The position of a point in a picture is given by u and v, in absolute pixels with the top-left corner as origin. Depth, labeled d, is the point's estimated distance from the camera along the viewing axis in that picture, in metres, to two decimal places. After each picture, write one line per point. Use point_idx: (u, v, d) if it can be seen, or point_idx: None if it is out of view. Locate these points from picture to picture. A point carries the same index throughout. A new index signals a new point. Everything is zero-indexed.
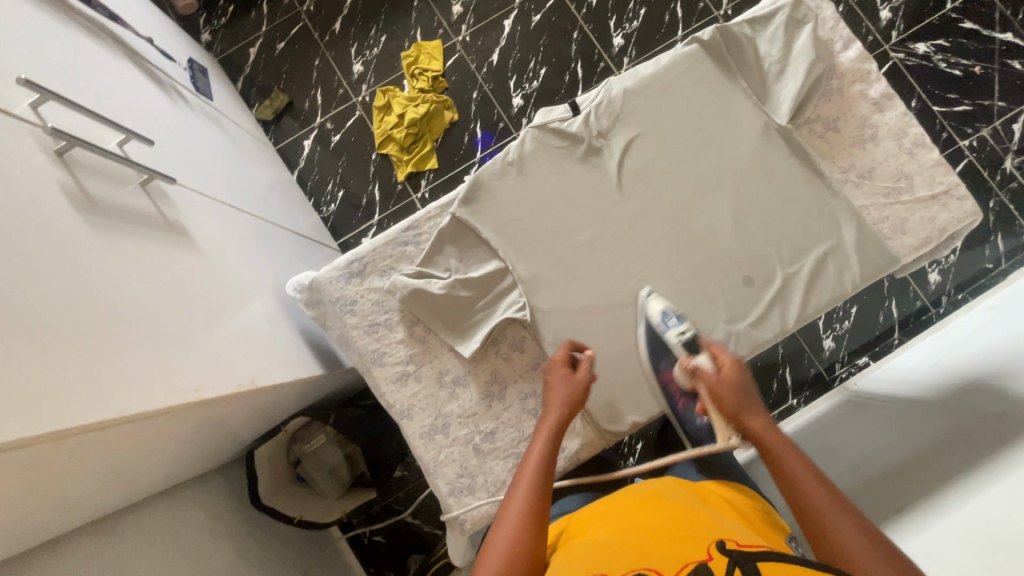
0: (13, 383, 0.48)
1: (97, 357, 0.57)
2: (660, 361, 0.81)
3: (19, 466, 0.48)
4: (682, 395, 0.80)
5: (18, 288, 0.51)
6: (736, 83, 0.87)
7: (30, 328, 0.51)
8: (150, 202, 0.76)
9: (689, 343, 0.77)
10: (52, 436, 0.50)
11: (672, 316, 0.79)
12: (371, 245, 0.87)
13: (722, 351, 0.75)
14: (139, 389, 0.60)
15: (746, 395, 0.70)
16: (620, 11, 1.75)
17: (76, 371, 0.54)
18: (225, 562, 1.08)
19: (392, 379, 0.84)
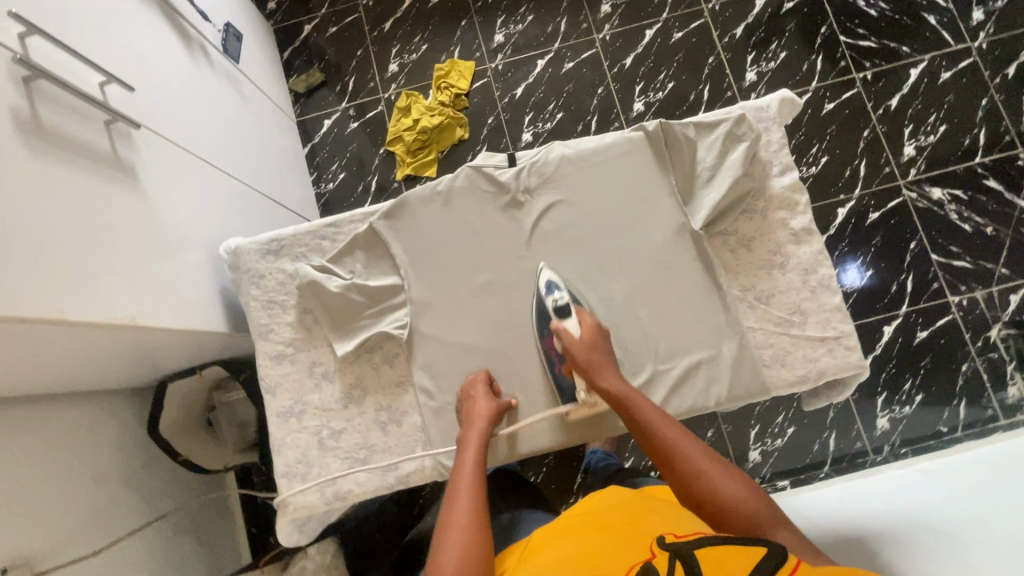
0: None
1: None
2: (543, 329, 0.86)
3: None
4: (557, 359, 0.85)
5: None
6: (665, 177, 0.89)
7: None
8: (107, 140, 0.86)
9: (560, 306, 0.84)
10: None
11: (555, 285, 0.86)
12: (293, 231, 0.94)
13: (586, 317, 0.84)
14: (7, 295, 0.64)
15: (600, 352, 0.81)
16: (649, 80, 1.80)
17: None
18: (105, 476, 1.17)
19: (270, 356, 0.90)
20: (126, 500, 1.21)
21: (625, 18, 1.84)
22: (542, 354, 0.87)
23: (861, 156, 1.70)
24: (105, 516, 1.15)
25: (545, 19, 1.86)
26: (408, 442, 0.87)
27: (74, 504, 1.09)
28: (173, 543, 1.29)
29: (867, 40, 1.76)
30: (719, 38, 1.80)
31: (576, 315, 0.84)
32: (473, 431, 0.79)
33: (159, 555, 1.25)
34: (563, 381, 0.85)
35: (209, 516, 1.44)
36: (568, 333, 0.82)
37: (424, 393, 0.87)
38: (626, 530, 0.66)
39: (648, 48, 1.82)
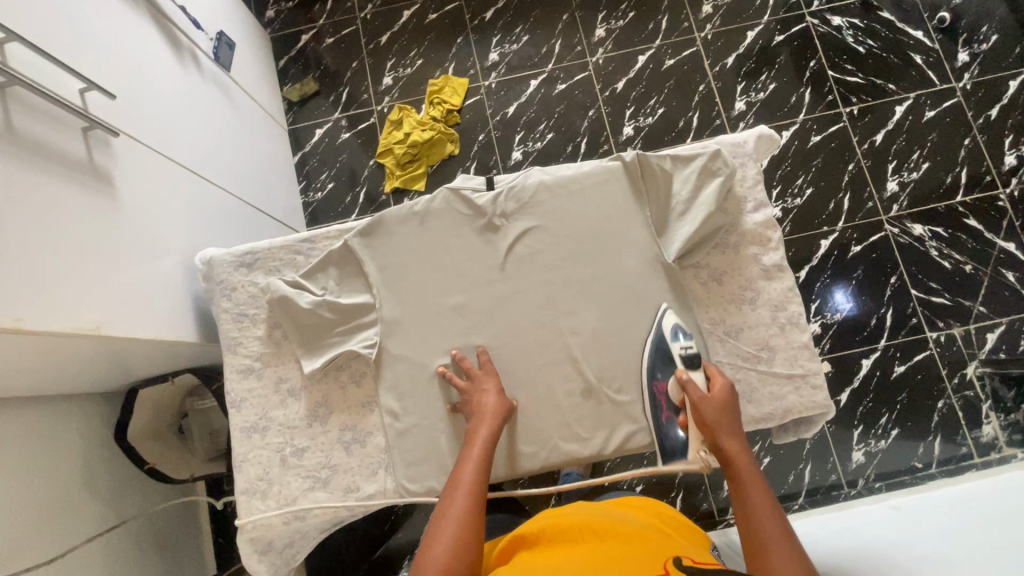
0: None
1: None
2: (659, 372, 0.84)
3: None
4: (667, 408, 0.83)
5: None
6: (641, 209, 0.90)
7: None
8: (83, 147, 0.85)
9: (689, 356, 0.82)
10: None
11: (682, 333, 0.84)
12: (268, 245, 0.94)
13: (718, 377, 0.80)
14: None
15: (729, 415, 0.76)
16: (640, 104, 1.82)
17: None
18: (68, 482, 1.15)
19: (238, 370, 0.89)
20: (89, 506, 1.19)
21: (619, 43, 1.87)
22: (650, 397, 0.84)
23: (845, 189, 1.72)
24: (62, 522, 1.12)
25: (540, 40, 1.89)
26: (371, 463, 0.86)
27: (30, 511, 1.06)
28: (133, 552, 1.27)
29: (854, 75, 1.80)
30: (711, 67, 1.83)
31: (706, 371, 0.81)
32: (479, 429, 0.78)
33: (117, 565, 1.22)
34: (671, 432, 0.82)
35: (175, 525, 1.42)
36: (694, 386, 0.78)
37: (391, 414, 0.87)
38: (634, 545, 0.66)
39: (640, 73, 1.84)
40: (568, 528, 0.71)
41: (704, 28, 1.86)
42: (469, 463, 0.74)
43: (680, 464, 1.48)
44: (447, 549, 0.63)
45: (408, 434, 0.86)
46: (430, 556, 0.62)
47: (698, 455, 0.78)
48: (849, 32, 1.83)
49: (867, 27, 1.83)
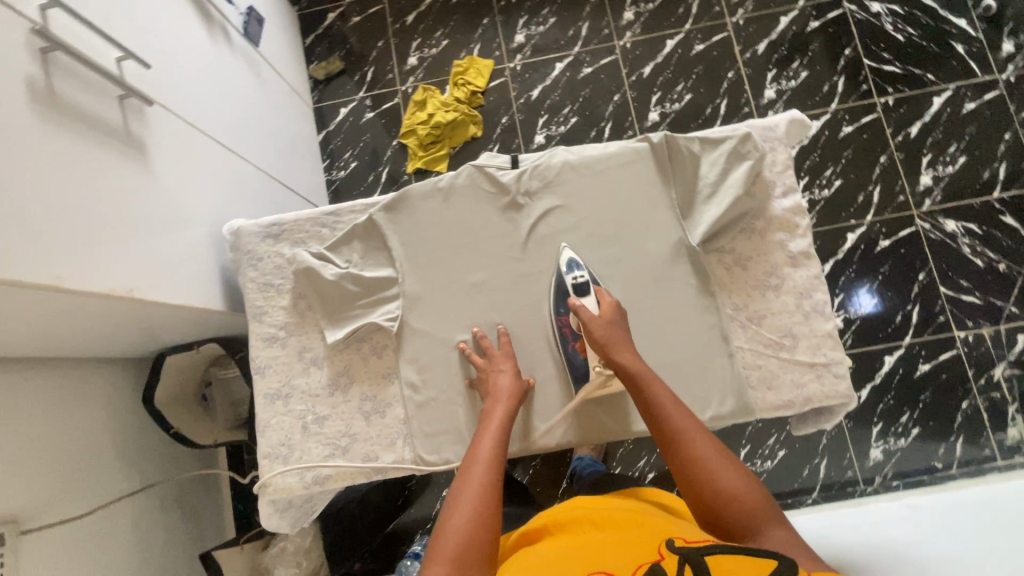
0: None
1: None
2: (559, 306, 0.87)
3: None
4: (572, 337, 0.86)
5: None
6: (666, 191, 0.89)
7: None
8: (120, 115, 0.88)
9: (579, 284, 0.85)
10: None
11: (575, 264, 0.87)
12: (295, 217, 0.95)
13: (605, 296, 0.84)
14: (11, 259, 0.66)
15: (618, 329, 0.80)
16: (667, 90, 1.79)
17: None
18: (97, 442, 1.20)
19: (263, 338, 0.91)
20: (116, 466, 1.24)
21: (648, 27, 1.84)
22: (557, 333, 0.87)
23: (876, 182, 1.68)
24: (91, 480, 1.17)
25: (567, 23, 1.86)
26: (389, 434, 0.88)
27: (60, 467, 1.10)
28: (156, 513, 1.32)
29: (891, 64, 1.74)
30: (741, 53, 1.79)
31: (595, 294, 0.84)
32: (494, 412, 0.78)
33: (141, 525, 1.27)
34: (574, 359, 0.86)
35: (196, 489, 1.47)
36: (586, 310, 0.81)
37: (410, 387, 0.88)
38: (638, 532, 0.66)
39: (669, 58, 1.81)
40: (568, 523, 0.72)
41: (736, 13, 1.82)
42: (486, 440, 0.75)
43: None
44: (463, 523, 0.64)
45: (426, 408, 0.87)
46: (447, 530, 0.63)
47: (596, 370, 0.82)
48: (888, 19, 1.77)
49: (907, 14, 1.76)
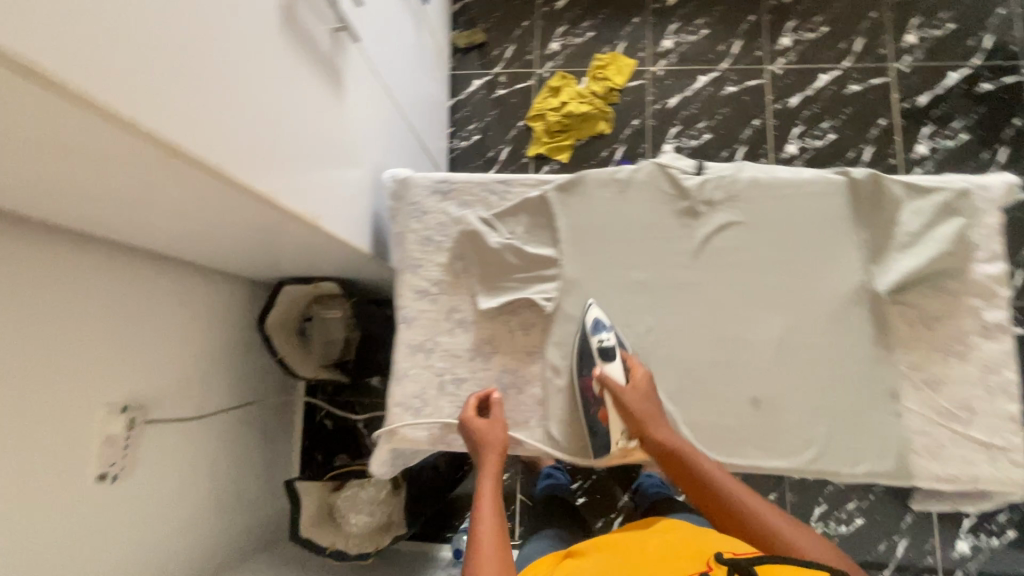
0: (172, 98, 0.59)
1: (230, 116, 0.67)
2: (583, 367, 0.83)
3: (136, 147, 0.59)
4: (592, 402, 0.83)
5: (209, 43, 0.64)
6: (858, 230, 0.85)
7: (205, 75, 0.63)
8: (333, 48, 0.90)
9: (607, 349, 0.81)
10: (167, 146, 0.59)
11: (603, 325, 0.83)
12: (466, 178, 0.96)
13: (634, 365, 0.82)
14: (240, 162, 0.70)
15: (653, 403, 0.80)
16: (811, 125, 1.72)
17: (211, 118, 0.65)
18: (208, 351, 1.25)
19: (415, 290, 0.92)
20: (220, 377, 1.28)
21: (803, 56, 1.77)
22: (579, 393, 0.84)
23: None
24: (197, 386, 1.22)
25: (720, 37, 1.81)
26: (523, 411, 0.87)
27: (177, 368, 1.15)
28: (242, 432, 1.37)
29: None
30: (899, 101, 1.70)
31: (625, 362, 0.82)
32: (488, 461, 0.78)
33: (230, 440, 1.32)
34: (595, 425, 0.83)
35: (275, 416, 1.52)
36: (615, 381, 0.79)
37: (552, 370, 0.87)
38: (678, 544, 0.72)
39: (819, 92, 1.74)
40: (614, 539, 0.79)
41: (902, 58, 1.73)
42: (486, 507, 0.74)
43: (765, 498, 1.50)
44: None
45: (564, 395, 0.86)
46: None
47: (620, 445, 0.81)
48: None
49: None
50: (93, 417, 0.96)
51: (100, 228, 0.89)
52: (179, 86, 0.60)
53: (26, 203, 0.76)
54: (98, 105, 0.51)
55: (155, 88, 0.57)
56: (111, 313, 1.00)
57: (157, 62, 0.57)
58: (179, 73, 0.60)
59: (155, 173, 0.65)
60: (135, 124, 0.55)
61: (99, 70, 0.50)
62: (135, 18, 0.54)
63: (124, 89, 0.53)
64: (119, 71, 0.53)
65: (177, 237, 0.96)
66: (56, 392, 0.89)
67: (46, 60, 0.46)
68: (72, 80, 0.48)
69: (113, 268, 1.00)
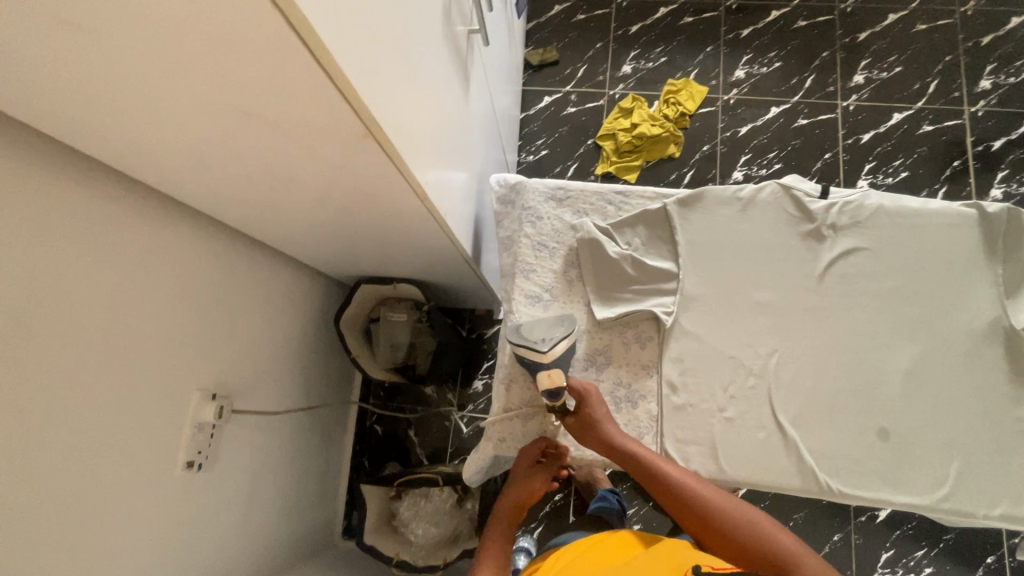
0: (382, 80, 0.60)
1: (407, 103, 0.69)
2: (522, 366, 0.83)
3: (339, 123, 0.59)
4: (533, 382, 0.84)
5: (404, 30, 0.65)
6: (990, 264, 0.84)
7: (399, 63, 0.65)
8: (469, 47, 0.92)
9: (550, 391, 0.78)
10: (370, 126, 0.60)
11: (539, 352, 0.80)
12: (582, 186, 0.95)
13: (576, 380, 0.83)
14: (410, 148, 0.71)
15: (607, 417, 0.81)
16: (883, 162, 1.72)
17: (398, 103, 0.66)
18: (283, 345, 1.23)
19: (527, 295, 0.91)
20: (292, 371, 1.27)
21: (877, 94, 1.78)
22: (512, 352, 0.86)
23: None
24: (271, 381, 1.20)
25: (792, 71, 1.83)
26: (638, 427, 0.85)
27: (257, 358, 1.14)
28: (306, 430, 1.36)
29: None
30: (972, 144, 1.71)
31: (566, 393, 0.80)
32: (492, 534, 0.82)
33: (295, 437, 1.30)
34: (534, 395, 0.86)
35: (332, 417, 1.49)
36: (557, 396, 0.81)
37: (669, 386, 0.85)
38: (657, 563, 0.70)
39: (892, 130, 1.74)
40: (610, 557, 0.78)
41: (975, 103, 1.74)
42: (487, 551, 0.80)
43: (829, 538, 1.45)
44: None
45: (682, 413, 0.84)
46: None
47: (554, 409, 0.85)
48: None
49: None
50: (186, 402, 0.94)
51: (220, 207, 0.89)
52: (380, 63, 0.60)
53: (167, 171, 0.76)
54: (334, 72, 0.51)
55: (368, 61, 0.56)
56: (209, 295, 0.99)
57: (372, 36, 0.57)
58: (386, 58, 0.61)
59: (323, 147, 0.65)
60: (353, 96, 0.55)
61: (349, 46, 0.52)
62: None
63: (358, 68, 0.54)
64: (358, 50, 0.54)
65: (288, 222, 0.96)
66: (160, 372, 0.88)
67: (314, 19, 0.45)
68: (330, 50, 0.48)
69: (215, 251, 1.00)
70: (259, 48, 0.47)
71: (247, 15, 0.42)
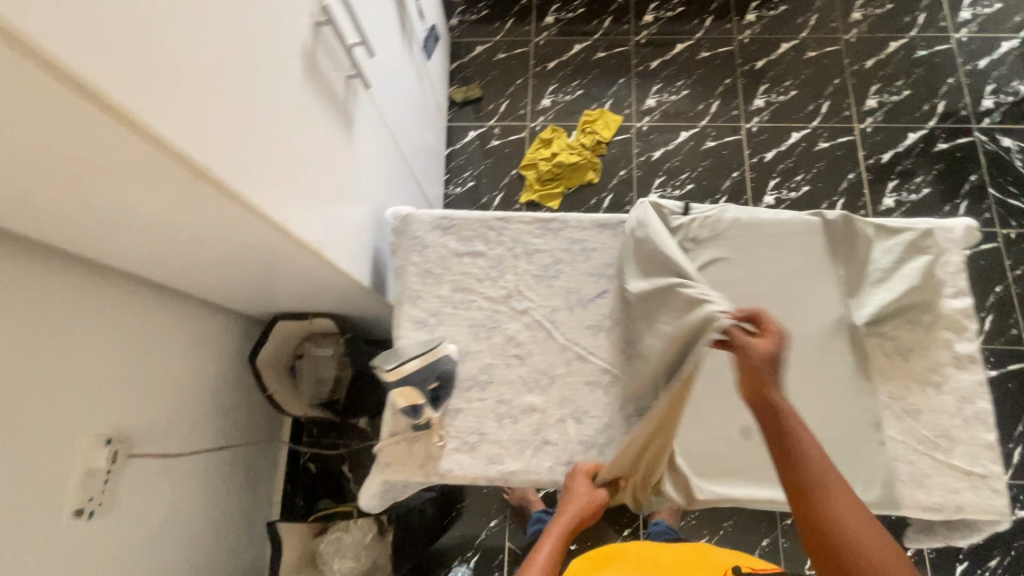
0: (214, 133, 0.63)
1: (257, 150, 0.72)
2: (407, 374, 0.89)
3: (170, 176, 0.61)
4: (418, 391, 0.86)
5: (245, 83, 0.68)
6: (831, 267, 0.91)
7: (243, 114, 0.68)
8: (346, 90, 0.97)
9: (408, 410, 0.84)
10: (203, 176, 0.62)
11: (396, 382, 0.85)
12: (467, 215, 1.00)
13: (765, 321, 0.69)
14: (265, 193, 0.74)
15: (773, 374, 0.66)
16: (786, 177, 1.84)
17: (242, 151, 0.69)
18: (195, 386, 1.23)
19: (413, 321, 0.95)
20: (207, 413, 1.26)
21: (776, 116, 1.91)
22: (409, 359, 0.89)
23: (988, 310, 1.65)
24: (181, 425, 1.18)
25: (699, 97, 1.96)
26: (520, 443, 0.87)
27: (164, 402, 1.14)
28: (227, 472, 1.34)
29: (1017, 199, 1.75)
30: (865, 158, 1.84)
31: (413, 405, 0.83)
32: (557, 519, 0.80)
33: (213, 481, 1.29)
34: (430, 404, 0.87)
35: (258, 456, 1.47)
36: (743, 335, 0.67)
37: (547, 399, 0.89)
38: None
39: (791, 148, 1.87)
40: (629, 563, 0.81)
41: (864, 120, 1.88)
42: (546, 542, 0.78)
43: (758, 544, 1.48)
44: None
45: (560, 425, 0.88)
46: None
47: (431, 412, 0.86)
48: (1018, 155, 1.80)
49: None
50: (77, 450, 0.93)
51: (104, 258, 0.91)
52: (224, 127, 0.65)
53: (35, 227, 0.77)
54: (143, 130, 0.53)
55: (208, 129, 0.62)
56: (106, 341, 0.99)
57: (212, 105, 0.62)
58: (220, 112, 0.64)
59: (174, 201, 0.68)
60: (195, 167, 0.60)
61: (161, 104, 0.54)
62: (197, 64, 0.59)
63: (178, 125, 0.57)
64: (176, 109, 0.57)
65: (179, 267, 0.98)
66: (45, 423, 0.87)
67: (108, 84, 0.48)
68: (131, 111, 0.51)
69: (112, 295, 1.01)
70: (59, 115, 0.49)
71: (27, 85, 0.44)
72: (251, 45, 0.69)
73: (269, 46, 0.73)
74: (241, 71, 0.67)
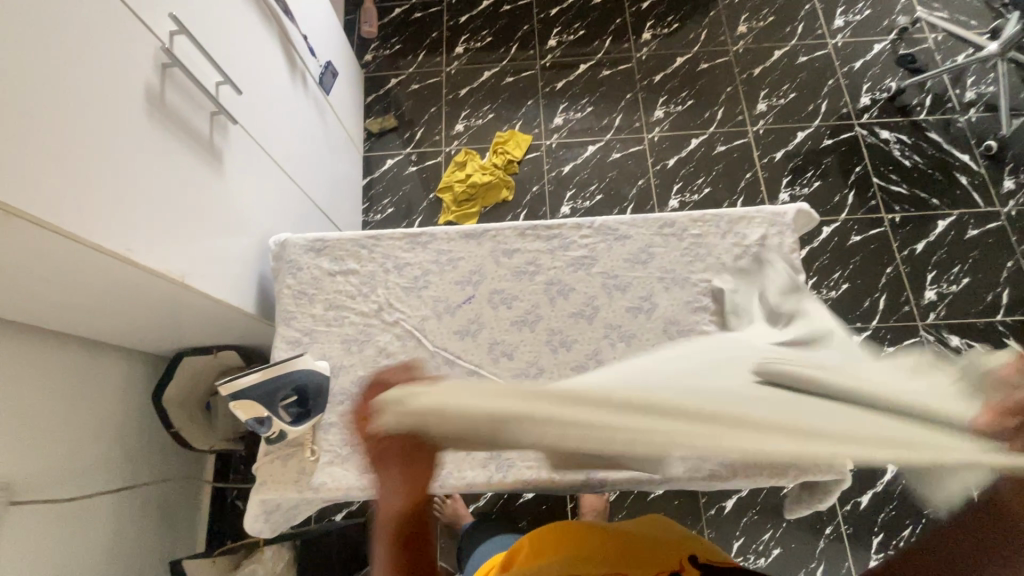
0: (21, 170, 0.67)
1: (84, 185, 0.76)
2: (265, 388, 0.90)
3: None
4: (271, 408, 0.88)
5: (67, 125, 0.74)
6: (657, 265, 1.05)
7: (64, 154, 0.73)
8: (208, 127, 1.03)
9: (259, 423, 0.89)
10: (9, 210, 0.66)
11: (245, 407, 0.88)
12: (339, 234, 1.07)
13: None
14: (96, 226, 0.78)
15: None
16: (688, 181, 1.94)
17: (63, 186, 0.73)
18: (99, 428, 1.22)
19: (288, 341, 1.01)
20: (112, 456, 1.26)
21: (676, 124, 2.02)
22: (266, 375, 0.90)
23: (882, 290, 1.75)
24: (83, 469, 1.18)
25: (603, 112, 2.06)
26: None
27: (61, 447, 1.13)
28: (137, 513, 1.32)
29: (898, 185, 1.88)
30: (759, 158, 1.95)
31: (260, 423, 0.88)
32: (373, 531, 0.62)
33: (121, 523, 1.27)
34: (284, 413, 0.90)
35: (178, 495, 1.47)
36: None
37: None
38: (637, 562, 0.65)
39: (692, 154, 1.98)
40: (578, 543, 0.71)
41: (757, 123, 2.01)
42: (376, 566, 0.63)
43: None
44: None
45: None
46: None
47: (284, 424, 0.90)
48: (896, 145, 1.94)
49: (913, 144, 1.94)
50: None
51: None
52: (47, 165, 0.71)
53: None
54: None
55: (10, 162, 0.66)
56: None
57: (14, 144, 0.66)
58: (32, 152, 0.69)
59: None
60: (9, 205, 0.65)
61: None
62: (10, 114, 0.66)
63: None
64: None
65: (61, 317, 1.00)
66: None
67: None
68: None
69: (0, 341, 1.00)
70: None
71: None
72: (74, 90, 0.75)
73: (105, 91, 0.80)
74: (59, 114, 0.73)
